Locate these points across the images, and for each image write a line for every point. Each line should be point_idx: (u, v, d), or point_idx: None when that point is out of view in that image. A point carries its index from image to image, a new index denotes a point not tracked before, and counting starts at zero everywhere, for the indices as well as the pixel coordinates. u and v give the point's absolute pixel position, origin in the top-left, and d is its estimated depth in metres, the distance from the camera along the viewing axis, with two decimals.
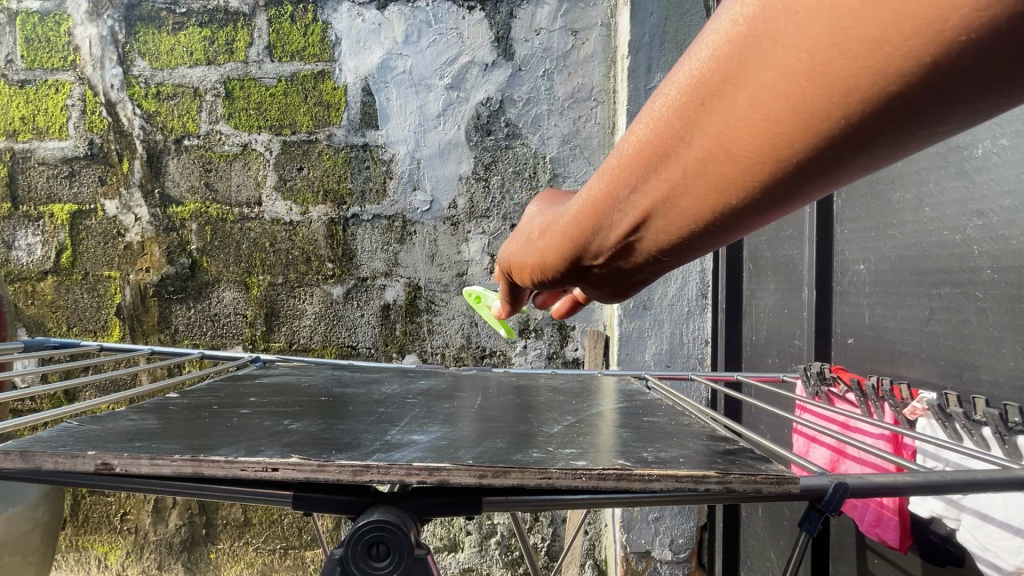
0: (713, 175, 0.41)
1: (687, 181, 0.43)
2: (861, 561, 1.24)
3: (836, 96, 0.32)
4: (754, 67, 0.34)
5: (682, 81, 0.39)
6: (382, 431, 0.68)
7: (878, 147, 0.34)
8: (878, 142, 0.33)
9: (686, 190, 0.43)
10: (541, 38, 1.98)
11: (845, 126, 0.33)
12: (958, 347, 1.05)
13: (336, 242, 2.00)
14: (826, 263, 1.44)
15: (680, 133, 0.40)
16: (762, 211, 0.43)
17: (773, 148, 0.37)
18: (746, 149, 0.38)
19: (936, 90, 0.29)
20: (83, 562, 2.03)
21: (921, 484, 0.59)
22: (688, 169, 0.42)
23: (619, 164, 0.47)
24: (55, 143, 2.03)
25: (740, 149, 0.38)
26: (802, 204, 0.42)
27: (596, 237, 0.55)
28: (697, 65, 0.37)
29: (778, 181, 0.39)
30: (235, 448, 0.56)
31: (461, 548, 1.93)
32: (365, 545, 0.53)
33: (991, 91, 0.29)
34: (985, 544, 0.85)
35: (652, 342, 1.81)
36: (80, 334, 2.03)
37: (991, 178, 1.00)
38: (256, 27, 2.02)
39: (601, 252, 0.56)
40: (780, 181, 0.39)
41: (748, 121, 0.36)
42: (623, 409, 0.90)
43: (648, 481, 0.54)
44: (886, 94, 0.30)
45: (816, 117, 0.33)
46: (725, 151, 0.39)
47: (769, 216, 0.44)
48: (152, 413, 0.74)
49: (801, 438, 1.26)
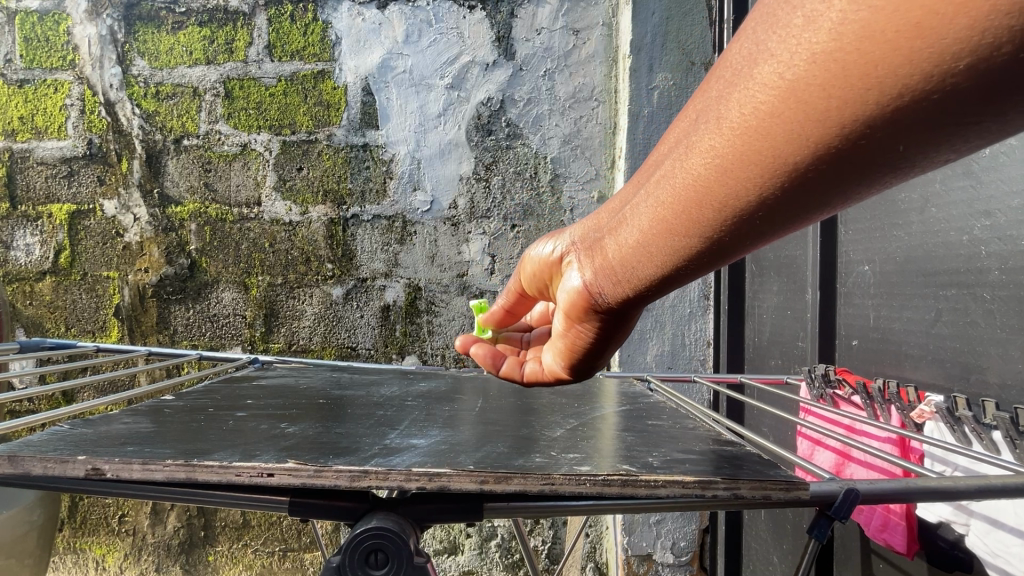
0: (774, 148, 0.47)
1: (749, 155, 0.50)
2: (865, 565, 1.23)
3: (892, 69, 0.39)
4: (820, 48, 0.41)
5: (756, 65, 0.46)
6: (381, 435, 0.67)
7: (923, 123, 0.41)
8: (923, 118, 0.40)
9: (747, 165, 0.50)
10: (542, 38, 1.96)
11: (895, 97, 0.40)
12: (965, 349, 1.04)
13: (335, 242, 1.99)
14: (830, 263, 1.43)
15: (749, 108, 0.47)
16: (810, 188, 0.49)
17: (830, 123, 0.44)
18: (805, 123, 0.45)
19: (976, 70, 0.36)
20: (80, 564, 2.01)
21: (934, 490, 0.57)
22: (751, 144, 0.49)
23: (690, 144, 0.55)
24: (54, 142, 2.02)
25: (800, 122, 0.45)
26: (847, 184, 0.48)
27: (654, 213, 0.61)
28: (772, 50, 0.45)
29: (829, 155, 0.45)
30: (230, 452, 0.55)
31: (461, 551, 1.91)
32: (363, 553, 0.51)
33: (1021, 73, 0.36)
34: (996, 550, 0.83)
35: (654, 343, 1.80)
36: (78, 335, 2.02)
37: (999, 178, 0.99)
38: (255, 27, 2.01)
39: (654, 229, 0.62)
40: (831, 155, 0.45)
41: (811, 97, 0.43)
42: (626, 412, 0.89)
43: (654, 488, 0.52)
44: (934, 70, 0.37)
45: (871, 88, 0.40)
46: (787, 124, 0.46)
47: (818, 198, 0.50)
48: (148, 415, 0.72)
49: (805, 441, 1.25)
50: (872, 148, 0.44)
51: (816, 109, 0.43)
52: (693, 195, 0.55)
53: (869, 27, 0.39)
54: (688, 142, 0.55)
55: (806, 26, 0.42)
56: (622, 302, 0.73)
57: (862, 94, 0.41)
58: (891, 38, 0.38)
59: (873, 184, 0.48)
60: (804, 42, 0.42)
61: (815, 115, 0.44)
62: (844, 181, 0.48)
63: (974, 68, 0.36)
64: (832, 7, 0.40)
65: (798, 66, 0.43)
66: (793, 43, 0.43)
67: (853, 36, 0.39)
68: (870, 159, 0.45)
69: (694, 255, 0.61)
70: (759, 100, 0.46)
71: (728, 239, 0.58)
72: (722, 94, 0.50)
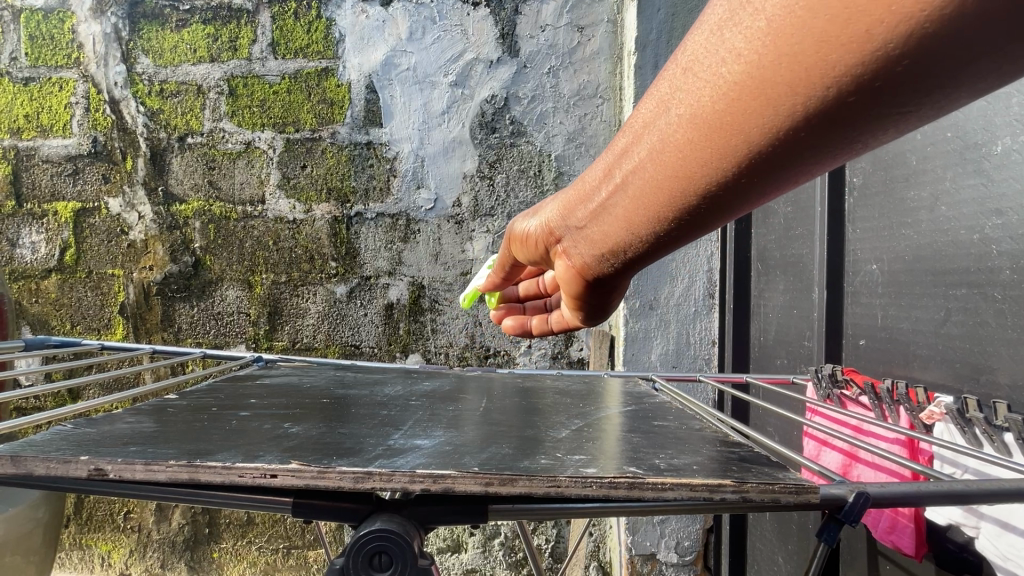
0: (742, 141, 0.49)
1: (719, 146, 0.51)
2: (872, 566, 1.22)
3: (851, 70, 0.40)
4: (782, 46, 0.42)
5: (722, 61, 0.46)
6: (384, 435, 0.66)
7: (877, 113, 0.43)
8: (877, 108, 0.42)
9: (719, 154, 0.52)
10: (546, 35, 1.95)
11: (852, 91, 0.41)
12: (974, 349, 1.02)
13: (339, 240, 1.98)
14: (837, 262, 1.41)
15: (717, 103, 0.48)
16: (778, 172, 0.51)
17: (794, 115, 0.45)
18: (772, 117, 0.46)
19: (924, 64, 0.38)
20: (86, 561, 2.03)
21: (946, 493, 0.56)
22: (719, 136, 0.50)
23: (661, 134, 0.55)
24: (59, 140, 2.03)
25: (768, 116, 0.46)
26: (811, 165, 0.50)
27: (637, 200, 0.63)
28: (736, 47, 0.45)
29: (793, 142, 0.47)
30: (232, 453, 0.55)
31: (464, 549, 1.91)
32: (366, 555, 0.51)
33: (967, 65, 0.37)
34: (1006, 553, 0.82)
35: (658, 342, 1.80)
36: (84, 332, 2.03)
37: (1010, 176, 0.97)
38: (259, 25, 2.00)
39: (639, 213, 0.64)
40: (795, 142, 0.47)
41: (775, 92, 0.44)
42: (631, 412, 0.88)
43: (661, 490, 0.51)
44: (889, 66, 0.38)
45: (829, 84, 0.42)
46: (755, 118, 0.47)
47: (784, 179, 0.53)
48: (151, 414, 0.72)
49: (812, 442, 1.24)
50: (832, 135, 0.46)
51: (782, 104, 0.45)
52: (668, 183, 0.58)
53: (825, 30, 0.40)
54: (659, 134, 0.56)
55: (766, 29, 0.42)
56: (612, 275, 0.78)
57: (823, 91, 0.42)
58: (846, 40, 0.39)
59: (834, 164, 0.50)
60: (765, 41, 0.43)
61: (780, 110, 0.45)
62: (808, 164, 0.50)
63: (922, 65, 0.38)
64: (791, 9, 0.41)
65: (760, 65, 0.44)
66: (754, 43, 0.44)
67: (812, 37, 0.40)
68: (832, 145, 0.47)
69: (674, 232, 0.64)
70: (726, 96, 0.47)
71: (704, 218, 0.60)
72: (688, 89, 0.50)
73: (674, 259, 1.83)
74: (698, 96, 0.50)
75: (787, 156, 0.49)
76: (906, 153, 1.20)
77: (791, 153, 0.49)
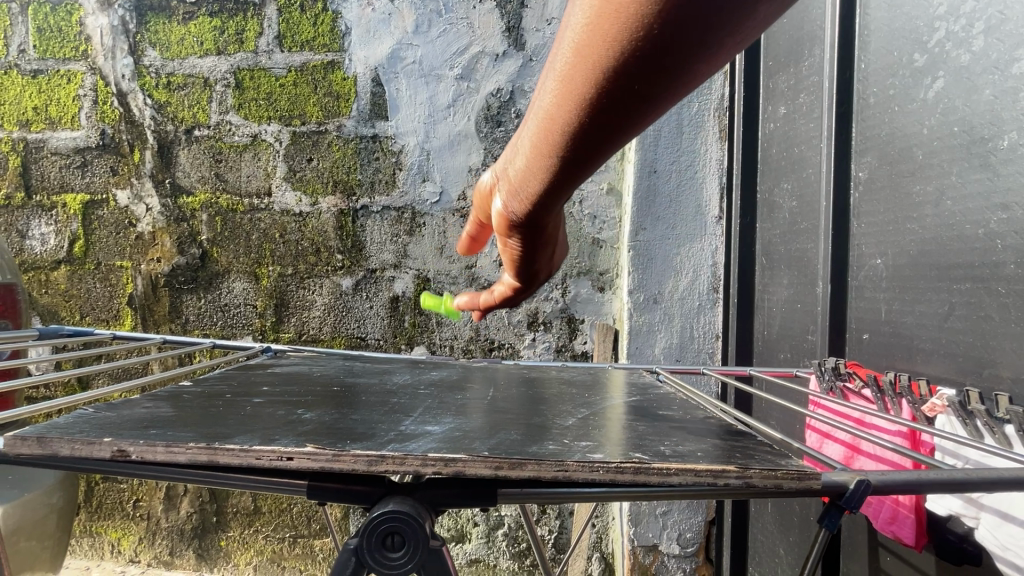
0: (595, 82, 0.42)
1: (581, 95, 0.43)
2: (873, 558, 1.23)
3: None
4: None
5: (569, 2, 0.40)
6: (396, 421, 0.68)
7: (718, 4, 0.34)
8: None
9: (583, 104, 0.44)
10: (552, 28, 1.95)
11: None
12: (978, 343, 1.03)
13: (345, 233, 2.00)
14: (843, 257, 1.41)
15: (574, 47, 0.42)
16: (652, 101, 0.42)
17: (631, 37, 0.38)
18: (615, 50, 0.39)
19: None
20: (97, 547, 2.07)
21: (947, 481, 0.57)
22: (577, 83, 0.43)
23: (539, 91, 0.49)
24: (68, 133, 2.05)
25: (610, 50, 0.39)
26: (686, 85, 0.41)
27: (531, 166, 0.55)
28: None
29: (648, 74, 0.40)
30: (249, 436, 0.56)
31: (468, 539, 1.94)
32: (380, 536, 0.53)
33: None
34: (1006, 543, 0.83)
35: (662, 336, 1.83)
36: (93, 323, 2.06)
37: (1017, 171, 0.98)
38: (265, 18, 2.01)
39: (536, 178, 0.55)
40: (651, 73, 0.39)
41: (614, 17, 0.38)
42: (636, 402, 0.90)
43: (667, 475, 0.53)
44: None
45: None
46: (599, 56, 0.40)
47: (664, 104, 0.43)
48: (166, 400, 0.74)
49: (814, 434, 1.25)
50: (685, 46, 0.37)
51: (616, 33, 0.38)
52: (548, 141, 0.50)
53: None
54: (539, 91, 0.49)
55: None
56: (533, 237, 0.66)
57: (650, 8, 0.36)
58: None
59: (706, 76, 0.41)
60: None
61: (623, 39, 0.38)
62: (682, 84, 0.41)
63: None
64: None
65: (582, 25, 0.40)
66: None
67: None
68: (693, 60, 0.38)
69: (577, 185, 0.54)
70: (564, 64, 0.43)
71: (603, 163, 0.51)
72: (554, 37, 0.44)
73: (678, 254, 1.85)
74: (561, 45, 0.43)
75: (646, 94, 0.42)
76: (912, 148, 1.21)
77: (646, 92, 0.41)
